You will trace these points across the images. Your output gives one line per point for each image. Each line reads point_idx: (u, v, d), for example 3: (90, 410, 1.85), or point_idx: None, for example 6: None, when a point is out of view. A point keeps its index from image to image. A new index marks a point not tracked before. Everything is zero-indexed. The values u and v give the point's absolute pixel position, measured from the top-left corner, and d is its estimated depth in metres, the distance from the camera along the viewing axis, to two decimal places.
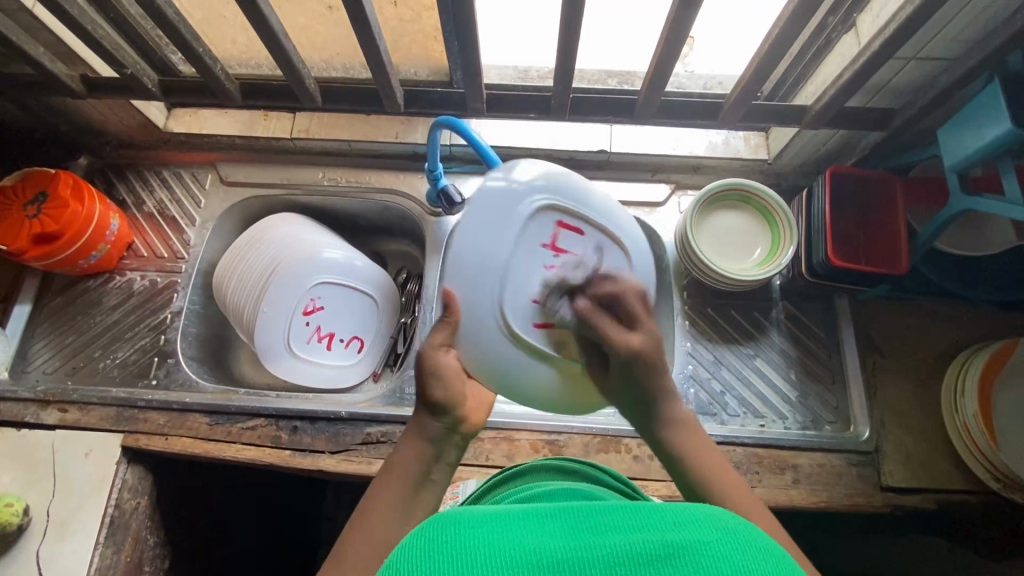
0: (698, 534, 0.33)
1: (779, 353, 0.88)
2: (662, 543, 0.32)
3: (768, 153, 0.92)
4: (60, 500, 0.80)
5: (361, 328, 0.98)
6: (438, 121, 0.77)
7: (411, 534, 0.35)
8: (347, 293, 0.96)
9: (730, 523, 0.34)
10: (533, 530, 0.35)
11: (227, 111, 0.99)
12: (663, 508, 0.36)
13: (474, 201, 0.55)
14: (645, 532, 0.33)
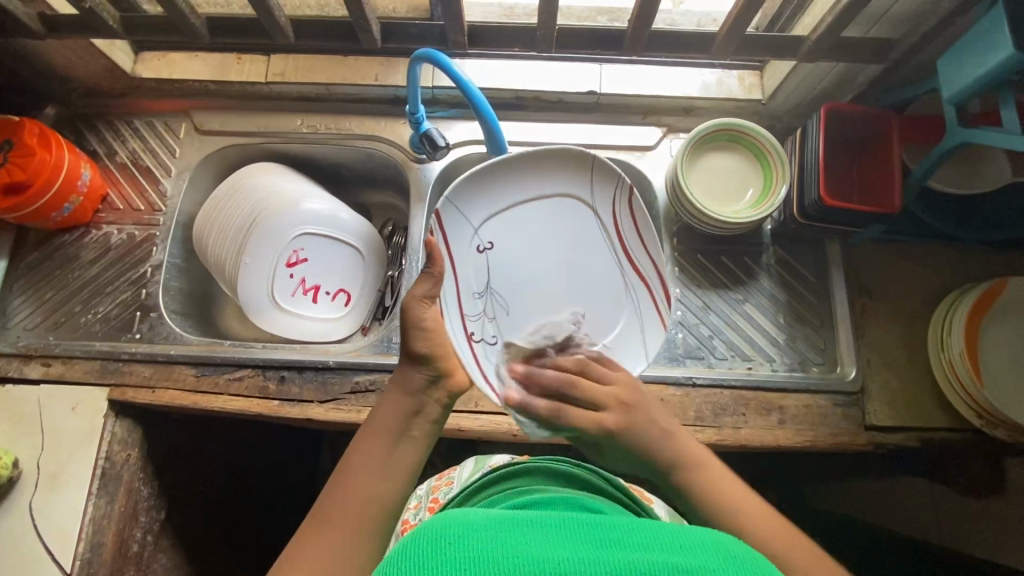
0: (706, 560, 0.36)
1: (768, 298, 0.87)
2: (675, 566, 0.35)
3: (763, 93, 0.89)
4: (49, 453, 0.80)
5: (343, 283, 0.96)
6: (417, 56, 0.73)
7: (423, 531, 0.38)
8: (328, 264, 0.94)
9: (737, 551, 0.38)
10: (544, 535, 0.39)
11: (198, 55, 0.94)
12: (676, 532, 0.39)
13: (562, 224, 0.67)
14: (655, 553, 0.37)
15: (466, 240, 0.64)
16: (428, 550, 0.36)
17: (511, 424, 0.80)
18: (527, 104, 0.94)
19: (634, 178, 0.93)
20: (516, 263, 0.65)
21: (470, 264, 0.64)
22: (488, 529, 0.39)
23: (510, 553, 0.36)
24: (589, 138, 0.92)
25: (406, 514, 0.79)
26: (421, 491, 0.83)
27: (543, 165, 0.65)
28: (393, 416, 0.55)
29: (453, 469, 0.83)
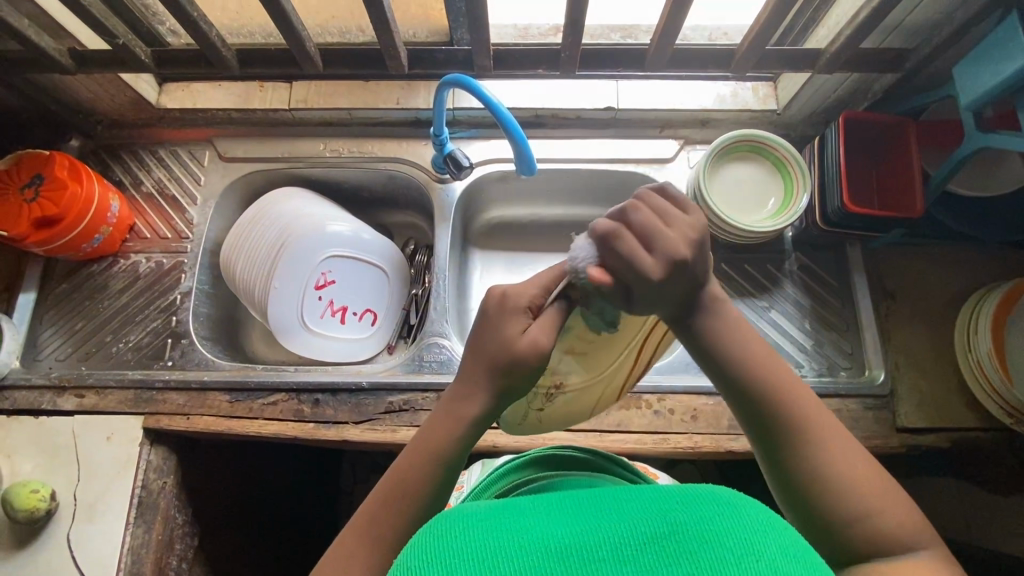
0: (696, 515, 0.34)
1: (794, 304, 0.88)
2: (664, 525, 0.34)
3: (777, 103, 0.92)
4: (86, 483, 0.81)
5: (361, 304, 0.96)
6: (445, 81, 0.74)
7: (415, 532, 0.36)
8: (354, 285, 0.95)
9: (729, 500, 0.36)
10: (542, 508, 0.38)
11: (221, 84, 0.96)
12: (656, 492, 0.38)
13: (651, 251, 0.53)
14: (645, 513, 0.35)
15: None
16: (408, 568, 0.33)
17: (546, 439, 0.80)
18: (546, 122, 0.96)
19: None
20: None
21: None
22: (459, 520, 0.36)
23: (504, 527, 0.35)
24: (608, 153, 0.95)
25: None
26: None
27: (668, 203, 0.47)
28: (446, 438, 0.45)
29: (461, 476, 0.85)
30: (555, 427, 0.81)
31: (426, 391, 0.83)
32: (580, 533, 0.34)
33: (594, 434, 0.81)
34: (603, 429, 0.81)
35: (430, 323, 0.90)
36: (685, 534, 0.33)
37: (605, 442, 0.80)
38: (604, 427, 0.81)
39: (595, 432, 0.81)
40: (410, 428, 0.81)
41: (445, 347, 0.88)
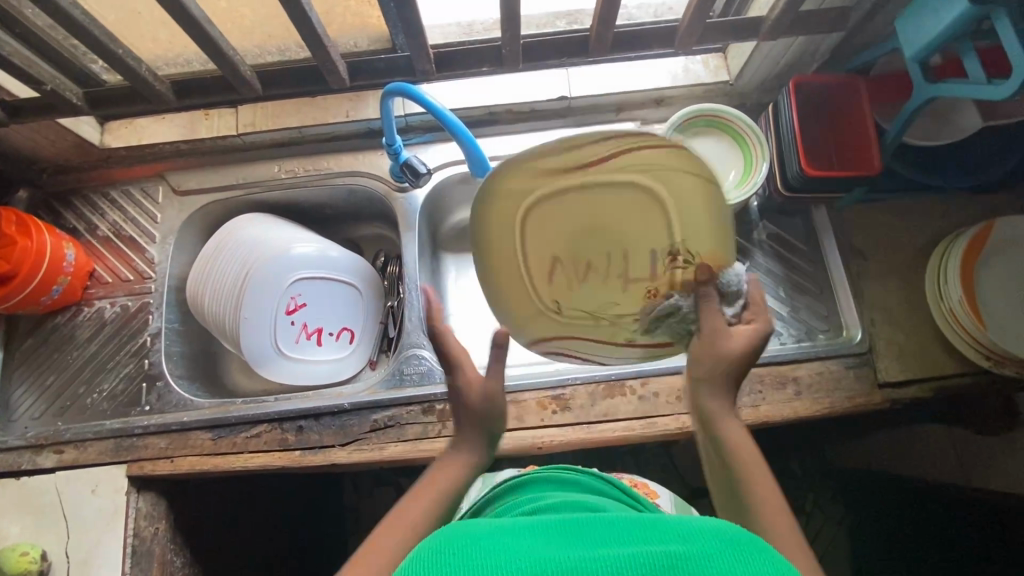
0: (699, 547, 0.37)
1: (766, 273, 0.88)
2: (665, 554, 0.36)
3: (729, 74, 0.91)
4: (76, 539, 0.80)
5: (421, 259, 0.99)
6: (388, 90, 0.73)
7: (425, 545, 0.41)
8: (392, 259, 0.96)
9: (732, 534, 0.38)
10: (546, 538, 0.41)
11: (165, 117, 0.93)
12: (665, 526, 0.40)
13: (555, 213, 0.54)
14: (646, 545, 0.37)
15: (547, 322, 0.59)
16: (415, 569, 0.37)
17: (535, 438, 0.80)
18: (500, 118, 0.95)
19: None
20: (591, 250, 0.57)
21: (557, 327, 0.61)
22: (463, 542, 0.40)
23: (509, 556, 0.38)
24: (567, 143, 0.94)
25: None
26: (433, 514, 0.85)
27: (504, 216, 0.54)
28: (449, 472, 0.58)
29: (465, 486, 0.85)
30: (542, 424, 0.81)
31: (410, 404, 0.82)
32: (592, 555, 0.37)
33: (582, 427, 0.81)
34: (590, 421, 0.81)
35: (406, 335, 0.89)
36: (684, 565, 0.35)
37: (594, 433, 0.80)
38: (591, 418, 0.81)
39: (582, 425, 0.81)
40: (398, 443, 0.81)
41: (425, 357, 0.87)
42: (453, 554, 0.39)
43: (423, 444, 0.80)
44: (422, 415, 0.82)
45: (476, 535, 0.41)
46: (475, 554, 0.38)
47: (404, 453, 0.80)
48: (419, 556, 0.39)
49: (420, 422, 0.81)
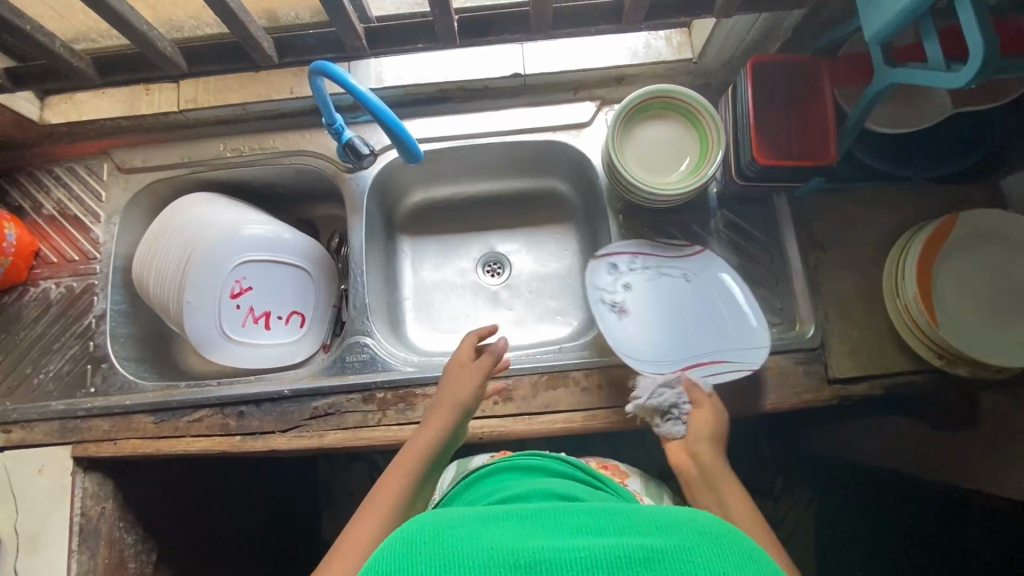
0: (677, 541, 0.43)
1: (722, 263, 0.85)
2: (645, 548, 0.42)
3: (693, 51, 0.86)
4: (23, 517, 0.81)
5: (695, 298, 0.83)
6: (313, 70, 0.69)
7: (403, 533, 0.44)
8: (631, 322, 0.82)
9: (712, 528, 0.44)
10: (525, 527, 0.46)
11: (105, 91, 0.90)
12: (640, 519, 0.46)
13: (666, 296, 0.84)
14: (625, 538, 0.43)
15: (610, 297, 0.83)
16: (399, 558, 0.41)
17: (475, 427, 0.80)
18: (453, 96, 0.92)
19: (575, 158, 0.92)
20: (651, 322, 0.83)
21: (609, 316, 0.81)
22: (443, 531, 0.44)
23: (495, 544, 0.43)
24: (520, 123, 0.91)
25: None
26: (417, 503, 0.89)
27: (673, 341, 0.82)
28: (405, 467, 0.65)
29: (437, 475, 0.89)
30: (483, 414, 0.80)
31: (351, 392, 0.82)
32: (576, 545, 0.43)
33: (524, 418, 0.80)
34: (532, 412, 0.80)
35: (352, 321, 0.88)
36: (661, 559, 0.41)
37: (535, 424, 0.79)
38: (533, 409, 0.80)
39: (524, 415, 0.80)
40: (337, 431, 0.80)
41: (369, 344, 0.86)
42: (439, 542, 0.43)
43: (362, 432, 0.80)
44: (363, 403, 0.82)
45: (451, 524, 0.45)
46: (458, 540, 0.43)
47: (343, 440, 0.80)
48: (397, 544, 0.43)
49: (361, 410, 0.81)
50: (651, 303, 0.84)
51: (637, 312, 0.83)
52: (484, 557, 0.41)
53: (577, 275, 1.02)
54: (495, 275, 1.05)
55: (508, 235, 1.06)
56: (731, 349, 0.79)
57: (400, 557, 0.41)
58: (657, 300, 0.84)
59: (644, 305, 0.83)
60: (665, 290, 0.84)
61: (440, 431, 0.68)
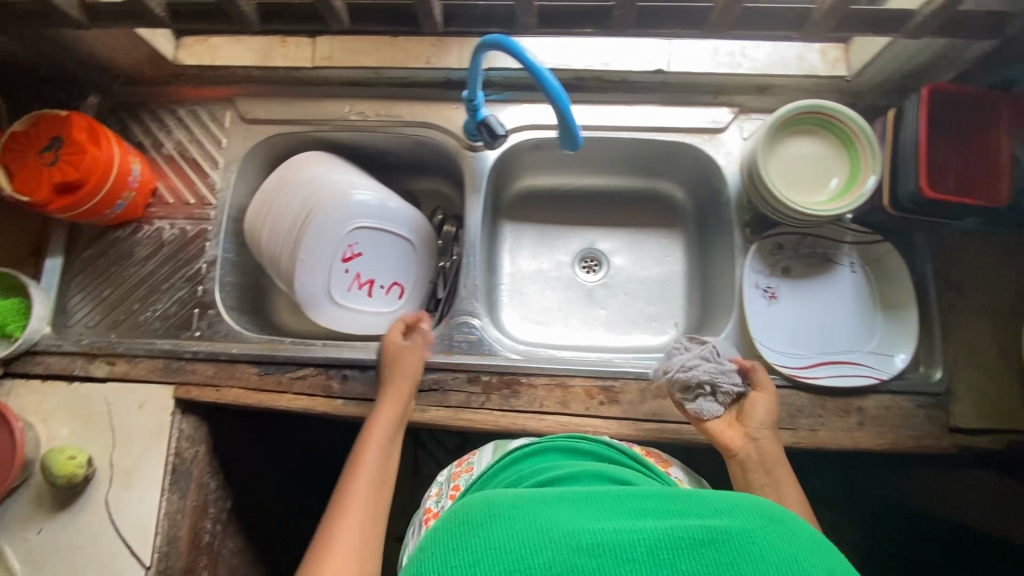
0: (740, 524, 0.39)
1: (847, 292, 0.82)
2: (706, 530, 0.38)
3: (848, 69, 0.83)
4: (121, 450, 0.82)
5: (843, 309, 0.82)
6: (484, 42, 0.67)
7: (447, 523, 0.42)
8: (772, 313, 0.81)
9: (773, 512, 0.41)
10: (575, 506, 0.43)
11: (240, 39, 0.90)
12: (697, 499, 0.43)
13: (815, 302, 0.82)
14: (684, 519, 0.40)
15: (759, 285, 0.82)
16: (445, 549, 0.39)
17: (578, 425, 0.78)
18: (588, 84, 0.89)
19: (703, 164, 0.89)
20: (796, 314, 0.82)
21: (761, 304, 0.81)
22: (486, 513, 0.42)
23: (543, 524, 0.40)
24: (653, 121, 0.88)
25: (426, 501, 0.77)
26: (441, 477, 0.80)
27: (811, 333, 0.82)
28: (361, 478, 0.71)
29: (471, 454, 0.81)
30: (587, 413, 0.79)
31: (456, 371, 0.82)
32: (628, 527, 0.40)
33: (629, 423, 0.78)
34: (638, 418, 0.78)
35: (460, 300, 0.87)
36: (725, 541, 0.38)
37: (640, 431, 0.78)
38: (640, 415, 0.78)
39: (629, 420, 0.78)
40: (439, 408, 0.80)
41: (476, 326, 0.86)
42: (484, 528, 0.40)
43: (465, 413, 0.79)
44: (467, 384, 0.81)
45: (497, 506, 0.43)
46: (504, 523, 0.41)
47: (445, 418, 0.80)
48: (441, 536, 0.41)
49: (465, 390, 0.81)
50: (799, 300, 0.82)
51: (782, 305, 0.82)
52: (533, 540, 0.39)
53: (680, 283, 0.99)
54: (591, 271, 1.02)
55: (609, 232, 1.03)
56: (865, 351, 0.80)
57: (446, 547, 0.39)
58: (803, 300, 0.82)
59: (790, 302, 0.82)
60: (819, 294, 0.83)
61: (389, 429, 0.76)
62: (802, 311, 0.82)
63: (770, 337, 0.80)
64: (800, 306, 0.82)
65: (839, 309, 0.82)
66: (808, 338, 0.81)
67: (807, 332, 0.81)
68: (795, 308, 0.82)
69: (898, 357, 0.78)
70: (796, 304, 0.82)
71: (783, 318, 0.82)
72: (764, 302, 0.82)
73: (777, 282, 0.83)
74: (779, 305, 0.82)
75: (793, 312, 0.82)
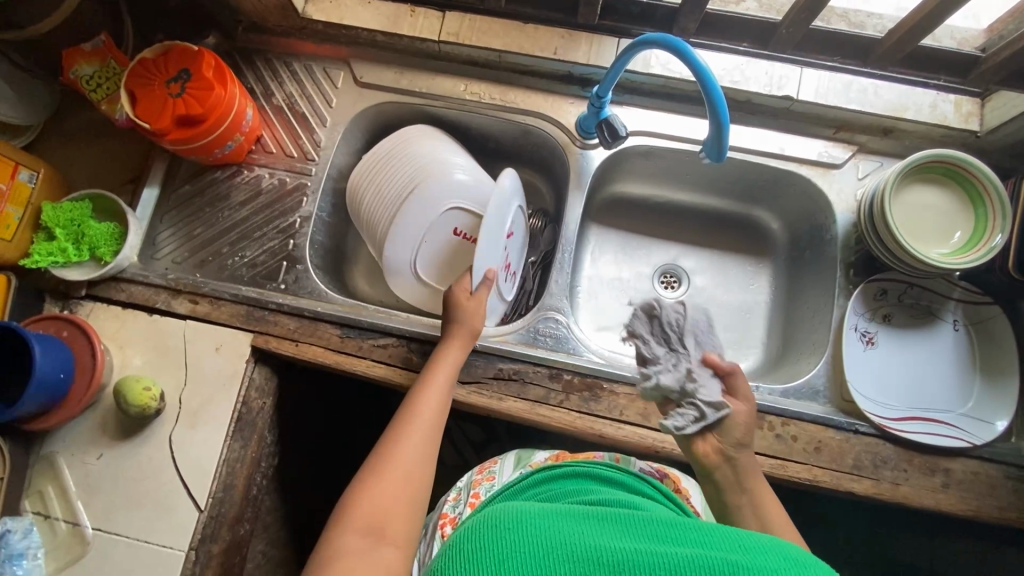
0: (762, 561, 0.40)
1: (948, 351, 0.80)
2: (729, 562, 0.40)
3: (980, 124, 0.82)
4: (192, 389, 0.82)
5: (943, 368, 0.80)
6: (645, 40, 0.66)
7: (477, 527, 0.45)
8: (867, 359, 0.80)
9: (796, 555, 0.42)
10: (601, 527, 0.45)
11: (372, 3, 0.90)
12: (721, 535, 0.44)
13: (913, 356, 0.80)
14: (709, 550, 0.42)
15: (856, 328, 0.80)
16: (475, 548, 0.43)
17: (655, 440, 0.77)
18: None
19: (812, 197, 0.88)
20: (891, 364, 0.80)
21: (857, 347, 0.80)
22: (513, 520, 0.45)
23: (569, 540, 0.43)
24: (770, 147, 0.87)
25: (446, 503, 0.76)
26: (461, 482, 0.80)
27: (907, 384, 0.79)
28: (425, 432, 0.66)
29: (495, 461, 0.81)
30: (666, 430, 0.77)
31: (538, 365, 0.80)
32: (652, 550, 0.42)
33: None
34: None
35: (548, 295, 0.86)
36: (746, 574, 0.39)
37: None
38: None
39: None
40: (516, 399, 0.79)
41: (561, 323, 0.85)
42: (509, 533, 0.44)
43: (542, 409, 0.78)
44: (548, 379, 0.80)
45: (528, 516, 0.45)
46: (530, 531, 0.44)
47: (521, 410, 0.78)
48: (471, 537, 0.45)
49: (545, 386, 0.79)
50: (896, 350, 0.81)
51: (878, 353, 0.80)
52: (557, 550, 0.42)
53: (762, 314, 0.97)
54: (670, 287, 1.00)
55: (694, 251, 1.01)
56: (959, 413, 0.77)
57: (477, 549, 0.43)
58: (899, 351, 0.80)
59: (885, 350, 0.80)
60: (917, 348, 0.81)
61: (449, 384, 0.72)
62: (897, 361, 0.80)
63: (862, 380, 0.79)
64: (897, 356, 0.80)
65: (938, 368, 0.80)
66: (901, 389, 0.79)
67: (902, 384, 0.79)
68: (891, 358, 0.80)
69: (992, 424, 0.76)
70: (891, 352, 0.80)
71: (879, 365, 0.80)
72: (860, 346, 0.80)
73: (877, 330, 0.81)
74: (874, 351, 0.80)
75: (888, 361, 0.80)
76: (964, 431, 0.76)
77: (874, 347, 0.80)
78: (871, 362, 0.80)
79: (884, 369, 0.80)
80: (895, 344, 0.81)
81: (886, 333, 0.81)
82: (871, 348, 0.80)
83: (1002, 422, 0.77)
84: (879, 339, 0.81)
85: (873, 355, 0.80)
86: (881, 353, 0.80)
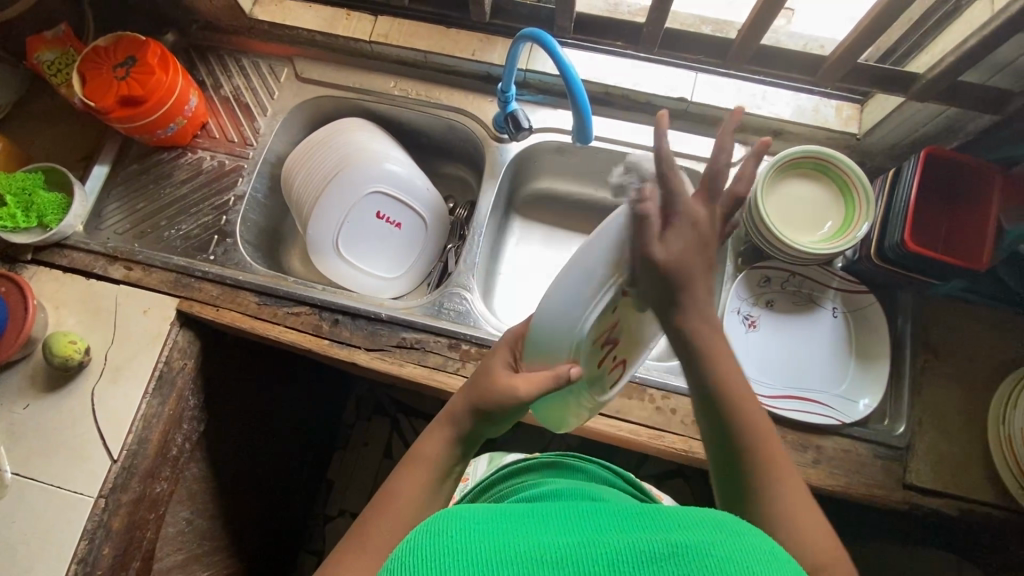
0: (701, 537, 0.38)
1: (823, 333, 0.85)
2: (670, 545, 0.37)
3: (859, 127, 0.88)
4: (117, 347, 0.87)
5: (818, 347, 0.85)
6: (523, 35, 0.74)
7: (410, 540, 0.39)
8: (746, 340, 0.85)
9: (735, 526, 0.39)
10: (543, 524, 0.41)
11: (313, 6, 0.99)
12: (663, 515, 0.41)
13: (790, 337, 0.86)
14: (650, 534, 0.38)
15: (737, 311, 0.86)
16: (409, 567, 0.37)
17: None
18: (614, 100, 0.95)
19: None
20: (771, 345, 0.85)
21: (738, 327, 0.85)
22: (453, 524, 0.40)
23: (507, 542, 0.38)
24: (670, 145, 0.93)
25: None
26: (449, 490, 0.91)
27: (785, 363, 0.84)
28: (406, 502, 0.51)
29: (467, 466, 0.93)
30: None
31: (440, 335, 0.85)
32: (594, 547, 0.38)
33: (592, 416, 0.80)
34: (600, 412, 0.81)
35: (456, 274, 0.92)
36: (684, 555, 0.36)
37: (599, 425, 0.80)
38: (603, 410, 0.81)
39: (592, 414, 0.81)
40: (416, 366, 0.84)
41: (467, 299, 0.90)
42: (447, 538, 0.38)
43: (439, 376, 0.83)
44: (447, 348, 0.85)
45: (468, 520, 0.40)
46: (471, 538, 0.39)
47: (418, 375, 0.83)
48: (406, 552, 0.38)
49: (443, 354, 0.84)
50: (774, 331, 0.86)
51: (757, 334, 0.85)
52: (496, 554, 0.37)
53: None
54: None
55: None
56: (832, 393, 0.82)
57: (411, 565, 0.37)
58: (778, 331, 0.86)
59: (767, 331, 0.86)
60: (794, 329, 0.86)
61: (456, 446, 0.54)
62: (775, 341, 0.85)
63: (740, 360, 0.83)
64: (775, 336, 0.86)
65: (813, 347, 0.85)
66: (776, 368, 0.84)
67: (778, 363, 0.84)
68: (772, 339, 0.85)
69: (862, 403, 0.80)
70: (772, 334, 0.86)
71: (757, 345, 0.85)
72: (742, 327, 0.85)
73: (758, 313, 0.86)
74: (754, 333, 0.85)
75: (768, 341, 0.85)
76: (836, 408, 0.80)
77: (753, 327, 0.85)
78: (752, 341, 0.85)
79: (762, 350, 0.85)
80: (775, 326, 0.86)
81: (769, 317, 0.86)
82: (752, 329, 0.85)
83: (869, 400, 0.81)
84: (762, 321, 0.86)
85: (755, 337, 0.85)
86: (763, 335, 0.85)
